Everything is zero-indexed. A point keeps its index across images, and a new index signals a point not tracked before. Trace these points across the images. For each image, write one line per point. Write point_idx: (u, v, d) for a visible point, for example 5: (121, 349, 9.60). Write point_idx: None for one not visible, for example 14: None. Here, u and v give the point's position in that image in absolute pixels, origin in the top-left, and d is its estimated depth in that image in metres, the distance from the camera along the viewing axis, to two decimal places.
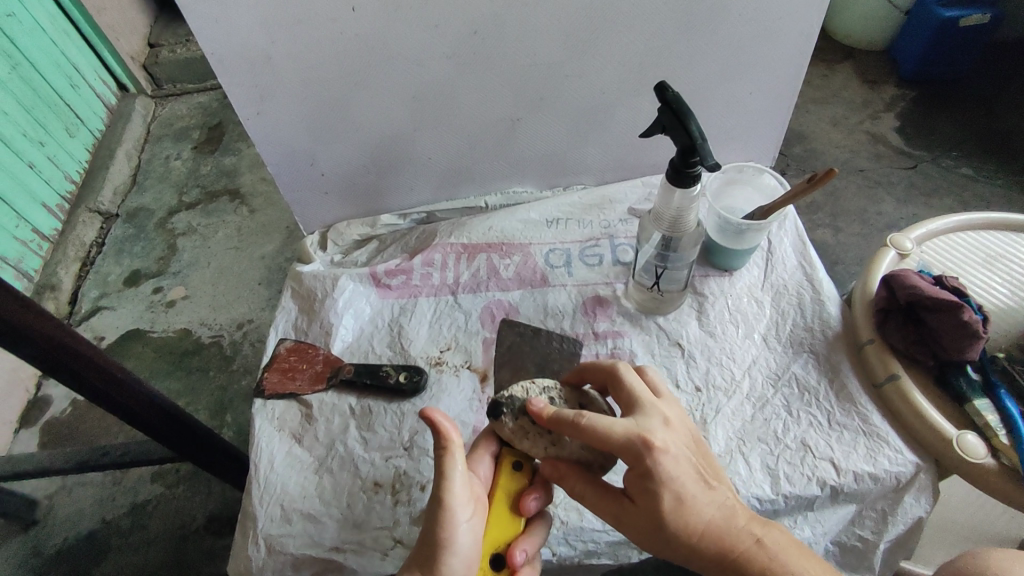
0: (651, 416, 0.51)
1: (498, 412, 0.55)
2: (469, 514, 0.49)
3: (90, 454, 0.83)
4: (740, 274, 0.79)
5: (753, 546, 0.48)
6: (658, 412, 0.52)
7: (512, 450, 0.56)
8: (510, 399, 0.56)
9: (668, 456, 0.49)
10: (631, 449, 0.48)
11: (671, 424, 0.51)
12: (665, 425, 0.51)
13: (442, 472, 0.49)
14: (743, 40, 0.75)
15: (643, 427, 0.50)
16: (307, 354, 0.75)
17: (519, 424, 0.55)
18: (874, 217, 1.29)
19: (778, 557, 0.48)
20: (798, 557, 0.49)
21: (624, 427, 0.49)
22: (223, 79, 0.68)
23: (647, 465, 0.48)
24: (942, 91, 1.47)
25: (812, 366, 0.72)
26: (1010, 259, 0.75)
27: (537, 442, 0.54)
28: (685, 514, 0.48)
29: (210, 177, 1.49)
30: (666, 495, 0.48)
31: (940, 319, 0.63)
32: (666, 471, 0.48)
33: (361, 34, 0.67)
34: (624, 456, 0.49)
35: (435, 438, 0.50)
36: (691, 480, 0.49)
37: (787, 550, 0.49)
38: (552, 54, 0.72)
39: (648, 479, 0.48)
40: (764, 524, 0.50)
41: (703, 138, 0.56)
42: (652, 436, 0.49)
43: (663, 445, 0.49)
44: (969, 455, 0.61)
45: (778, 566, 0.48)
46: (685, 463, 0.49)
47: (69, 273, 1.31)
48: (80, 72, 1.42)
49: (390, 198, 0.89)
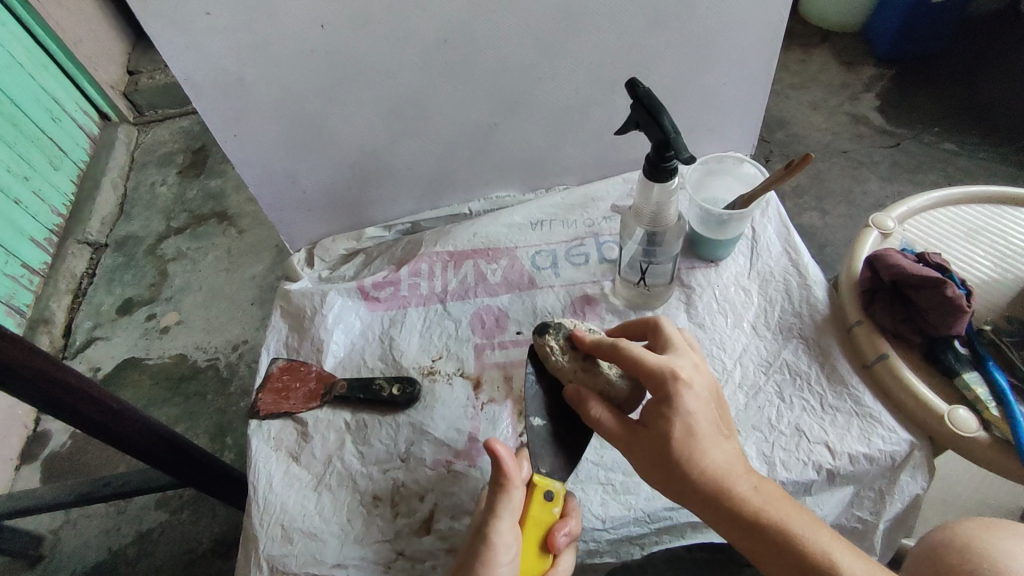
0: (682, 356, 0.53)
1: (544, 331, 0.61)
2: (512, 556, 0.49)
3: (91, 485, 0.83)
4: (726, 263, 0.79)
5: (750, 492, 0.49)
6: (690, 355, 0.53)
7: (545, 478, 0.55)
8: (558, 325, 0.62)
9: (691, 391, 0.50)
10: (658, 376, 0.50)
11: (700, 367, 0.53)
12: (695, 366, 0.52)
13: (493, 509, 0.49)
14: (712, 31, 0.75)
15: (674, 361, 0.51)
16: (299, 372, 0.75)
17: (561, 347, 0.60)
18: (860, 197, 1.30)
19: (770, 505, 0.49)
20: (789, 507, 0.50)
21: (656, 358, 0.51)
22: (197, 103, 0.68)
23: (669, 392, 0.49)
24: (919, 68, 1.48)
25: (802, 351, 0.72)
26: (991, 231, 0.75)
27: (573, 363, 0.59)
28: (693, 449, 0.49)
29: (197, 200, 1.49)
30: (678, 424, 0.49)
31: (926, 295, 0.63)
32: (686, 405, 0.49)
33: (331, 50, 0.67)
34: (650, 381, 0.51)
35: (494, 474, 0.49)
36: (707, 420, 0.50)
37: (781, 503, 0.50)
38: (524, 57, 0.73)
39: (665, 405, 0.50)
40: (762, 476, 0.51)
41: (676, 131, 0.57)
42: (680, 369, 0.51)
43: (688, 380, 0.50)
44: (962, 430, 0.61)
45: (768, 511, 0.49)
46: (705, 402, 0.50)
47: (62, 305, 1.31)
48: (61, 104, 1.42)
49: (374, 210, 0.89)
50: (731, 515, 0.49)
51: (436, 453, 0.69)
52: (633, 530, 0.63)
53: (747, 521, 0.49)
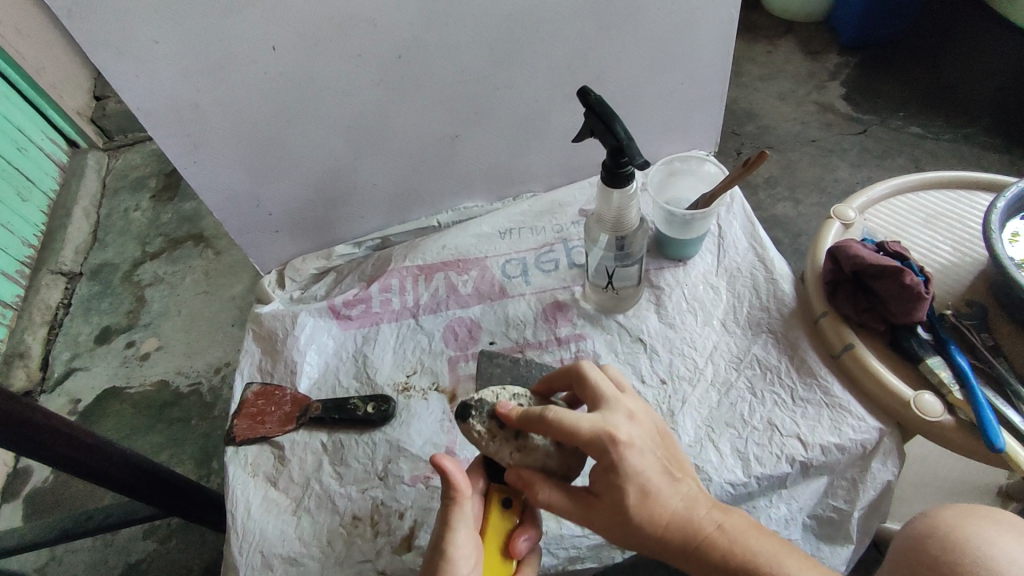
0: (617, 411, 0.51)
1: (466, 415, 0.53)
2: (472, 565, 0.49)
3: (73, 520, 0.81)
4: (693, 262, 0.80)
5: (715, 531, 0.49)
6: (623, 407, 0.51)
7: (501, 486, 0.55)
8: (479, 402, 0.54)
9: (634, 450, 0.48)
10: (597, 443, 0.48)
11: (636, 418, 0.51)
12: (630, 419, 0.50)
13: (448, 522, 0.50)
14: (666, 33, 0.76)
15: (609, 421, 0.49)
16: (274, 396, 0.75)
17: (488, 429, 0.53)
18: (831, 184, 1.31)
19: (736, 538, 0.49)
20: (757, 537, 0.50)
21: (590, 423, 0.48)
22: (153, 132, 0.68)
23: (612, 459, 0.48)
24: (882, 54, 1.50)
25: (772, 345, 0.73)
26: (951, 216, 0.77)
27: (505, 446, 0.52)
28: (650, 504, 0.49)
29: (171, 224, 1.47)
30: (630, 489, 0.48)
31: (885, 284, 0.64)
32: (633, 467, 0.48)
33: (285, 72, 0.67)
34: (590, 451, 0.48)
35: (445, 488, 0.50)
36: (656, 473, 0.49)
37: (746, 532, 0.50)
38: (481, 68, 0.73)
39: (614, 472, 0.48)
40: (724, 509, 0.51)
41: (628, 137, 0.57)
42: (617, 430, 0.48)
43: (628, 440, 0.48)
44: (927, 414, 0.61)
45: (737, 547, 0.49)
46: (650, 456, 0.49)
47: (37, 338, 1.29)
48: (26, 134, 1.40)
49: (342, 228, 0.89)
50: (703, 562, 0.49)
51: (414, 469, 0.69)
52: None
53: (718, 566, 0.48)
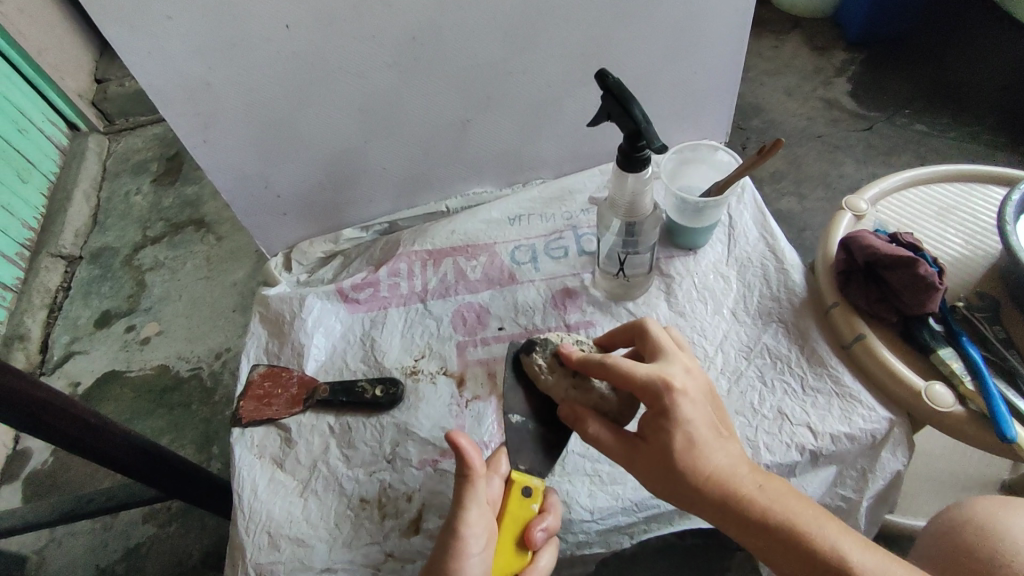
0: (674, 362, 0.52)
1: (531, 349, 0.63)
2: (483, 546, 0.49)
3: (74, 502, 0.81)
4: (703, 251, 0.80)
5: (755, 492, 0.49)
6: (681, 359, 0.53)
7: (523, 474, 0.55)
8: (544, 341, 0.64)
9: (686, 399, 0.49)
10: (651, 389, 0.49)
11: (692, 372, 0.52)
12: (686, 371, 0.52)
13: (460, 500, 0.50)
14: (682, 20, 0.75)
15: (665, 370, 0.51)
16: (281, 378, 0.74)
17: (548, 363, 0.61)
18: (836, 180, 1.31)
19: (775, 504, 0.49)
20: (798, 503, 0.50)
21: (646, 369, 0.50)
22: (162, 110, 0.67)
23: (665, 404, 0.49)
24: (889, 51, 1.49)
25: (782, 334, 0.72)
26: (962, 210, 0.77)
27: (563, 381, 0.60)
28: (696, 456, 0.49)
29: (173, 208, 1.46)
30: (679, 435, 0.49)
31: (896, 275, 0.64)
32: (684, 413, 0.49)
33: (297, 52, 0.66)
34: (642, 395, 0.50)
35: (458, 465, 0.51)
36: (705, 425, 0.50)
37: (787, 497, 0.50)
38: (496, 52, 0.72)
39: (664, 417, 0.49)
40: (766, 474, 0.51)
41: (646, 121, 0.57)
42: (672, 378, 0.50)
43: (683, 389, 0.49)
44: (937, 404, 0.62)
45: (779, 512, 0.49)
46: (701, 409, 0.50)
47: (37, 321, 1.28)
48: (27, 115, 1.38)
49: (350, 212, 0.88)
50: (742, 519, 0.49)
51: (422, 452, 0.68)
52: (621, 520, 0.63)
53: (759, 524, 0.49)
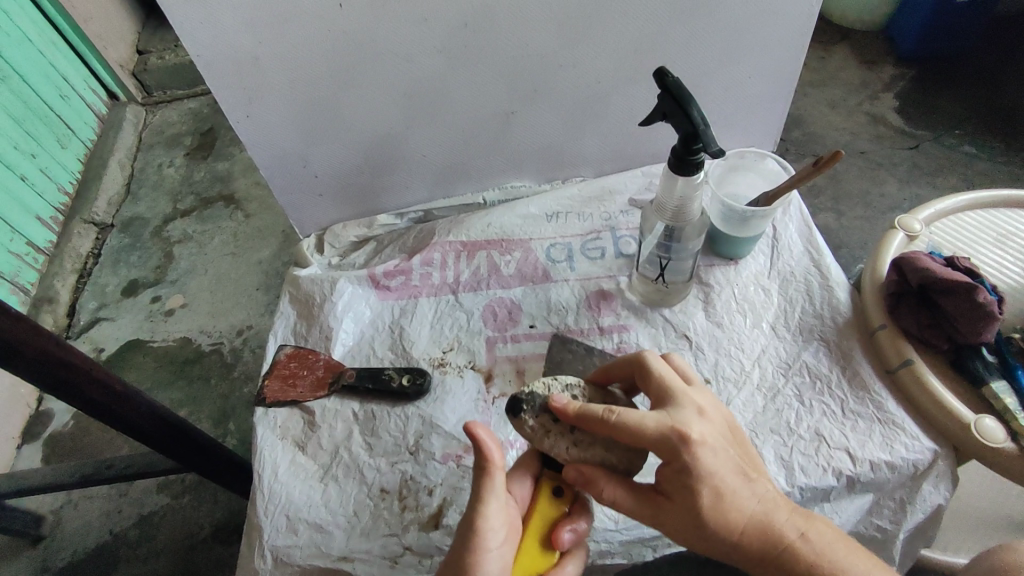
0: (685, 407, 0.50)
1: (519, 410, 0.53)
2: (501, 542, 0.48)
3: (93, 468, 0.81)
4: (745, 262, 0.77)
5: (797, 539, 0.48)
6: (692, 403, 0.50)
7: (554, 474, 0.54)
8: (531, 395, 0.54)
9: (707, 450, 0.47)
10: (667, 443, 0.47)
11: (706, 414, 0.50)
12: (700, 415, 0.49)
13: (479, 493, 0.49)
14: (741, 22, 0.73)
15: (678, 420, 0.48)
16: (307, 360, 0.74)
17: (541, 423, 0.53)
18: (877, 198, 1.27)
19: (820, 552, 0.47)
20: (842, 548, 0.48)
21: (656, 421, 0.48)
22: (208, 82, 0.67)
23: (684, 460, 0.47)
24: (941, 68, 1.44)
25: (824, 354, 0.70)
26: (1021, 237, 0.73)
27: (561, 441, 0.52)
28: (725, 509, 0.47)
29: (205, 183, 1.47)
30: (704, 490, 0.47)
31: (954, 301, 0.61)
32: (706, 467, 0.47)
33: (349, 30, 0.65)
34: (658, 451, 0.48)
35: (477, 457, 0.49)
36: (730, 474, 0.47)
37: (832, 544, 0.48)
38: (547, 43, 0.71)
39: (685, 474, 0.47)
40: (809, 517, 0.49)
41: (704, 123, 0.54)
42: (688, 429, 0.47)
43: (700, 438, 0.47)
44: (988, 440, 0.59)
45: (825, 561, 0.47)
46: (723, 456, 0.48)
47: (66, 285, 1.29)
48: (69, 82, 1.40)
49: (385, 198, 0.87)
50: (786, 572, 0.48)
51: (445, 447, 0.67)
52: (647, 532, 0.62)
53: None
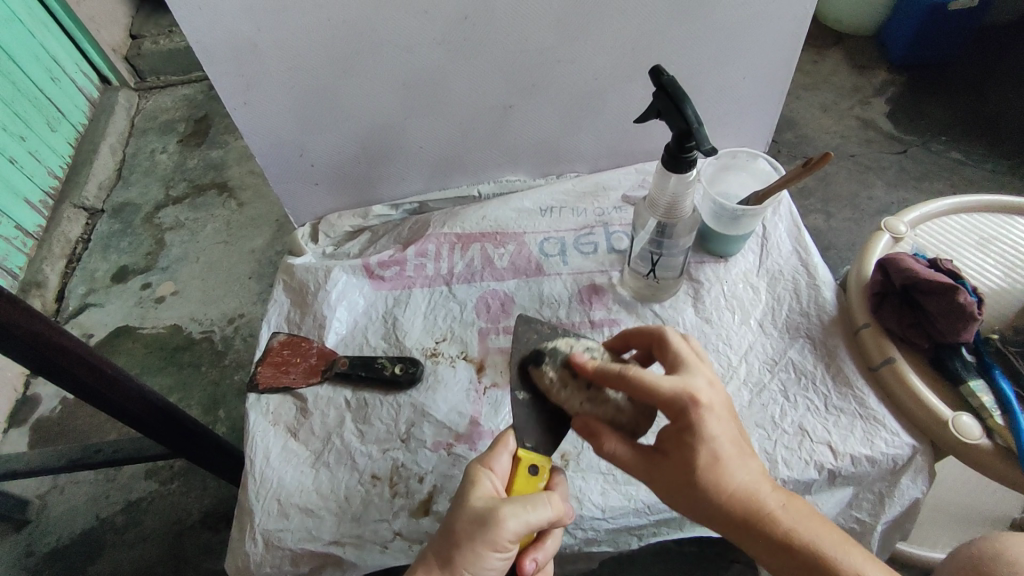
0: (697, 373, 0.50)
1: (540, 360, 0.55)
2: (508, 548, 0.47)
3: (81, 452, 0.81)
4: (735, 260, 0.79)
5: (778, 511, 0.50)
6: (703, 371, 0.51)
7: (531, 451, 0.53)
8: (552, 350, 0.56)
9: (712, 415, 0.48)
10: (676, 402, 0.47)
11: (716, 385, 0.50)
12: (710, 383, 0.50)
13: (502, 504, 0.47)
14: (736, 24, 0.74)
15: (690, 383, 0.48)
16: (300, 347, 0.74)
17: (560, 376, 0.54)
18: (865, 202, 1.29)
19: (800, 524, 0.50)
20: (819, 526, 0.50)
21: (670, 383, 0.48)
22: (207, 66, 0.66)
23: (691, 420, 0.47)
24: (932, 75, 1.46)
25: (809, 351, 0.72)
26: (1002, 241, 0.75)
27: (575, 395, 0.54)
28: (719, 473, 0.48)
29: (198, 170, 1.46)
30: (703, 452, 0.48)
31: (935, 301, 0.63)
32: (709, 431, 0.48)
33: (348, 20, 0.65)
34: (667, 410, 0.48)
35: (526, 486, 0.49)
36: (730, 441, 0.49)
37: (810, 519, 0.50)
38: (545, 39, 0.71)
39: (687, 433, 0.48)
40: (790, 493, 0.51)
41: (698, 122, 0.56)
42: (699, 391, 0.48)
43: (708, 404, 0.48)
44: (965, 436, 0.61)
45: (799, 532, 0.49)
46: (725, 424, 0.49)
47: (55, 269, 1.29)
48: (61, 64, 1.38)
49: (381, 188, 0.88)
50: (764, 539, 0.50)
51: (436, 435, 0.68)
52: (633, 520, 0.63)
53: (781, 544, 0.49)
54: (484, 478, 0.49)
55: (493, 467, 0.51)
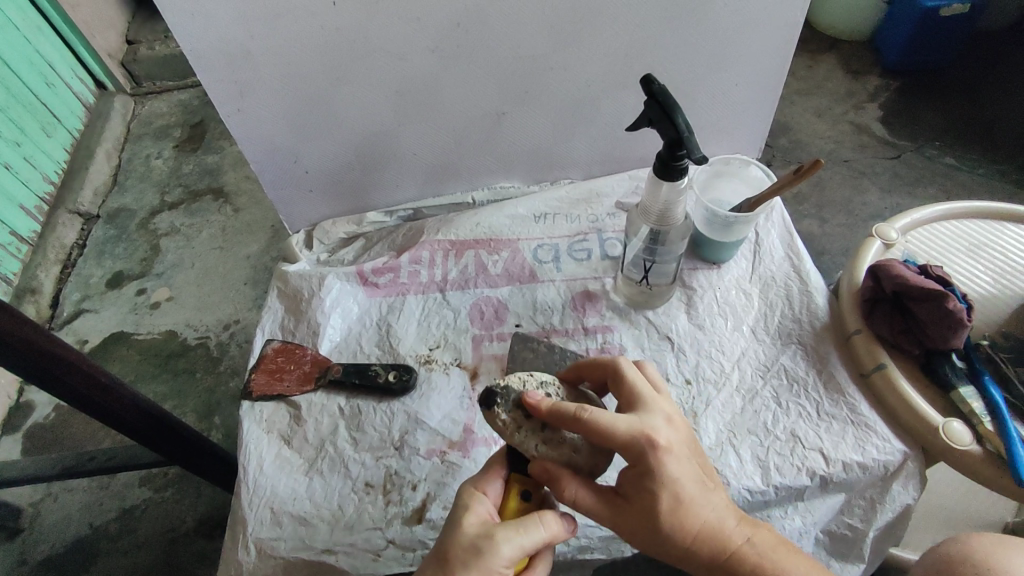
0: (655, 413, 0.50)
1: (492, 402, 0.52)
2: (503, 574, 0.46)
3: (75, 460, 0.81)
4: (728, 266, 0.79)
5: (745, 544, 0.50)
6: (663, 409, 0.51)
7: (526, 477, 0.53)
8: (505, 389, 0.53)
9: (671, 456, 0.48)
10: (635, 446, 0.48)
11: (673, 422, 0.51)
12: (668, 422, 0.50)
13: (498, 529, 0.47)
14: (728, 32, 0.75)
15: (648, 424, 0.49)
16: (294, 355, 0.74)
17: (513, 417, 0.52)
18: (859, 207, 1.30)
19: (767, 555, 0.50)
20: (787, 555, 0.51)
21: (627, 424, 0.48)
22: (200, 74, 0.67)
23: (650, 464, 0.48)
24: (924, 81, 1.47)
25: (801, 357, 0.72)
26: (992, 248, 0.76)
27: (529, 436, 0.52)
28: (682, 515, 0.48)
29: (193, 176, 1.46)
30: (664, 496, 0.48)
31: (925, 307, 0.63)
32: (669, 474, 0.48)
33: (342, 28, 0.66)
34: (626, 453, 0.48)
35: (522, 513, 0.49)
36: (691, 481, 0.49)
37: (776, 549, 0.51)
38: (538, 47, 0.72)
39: (648, 478, 0.48)
40: (754, 524, 0.52)
41: (688, 130, 0.56)
42: (656, 433, 0.48)
43: (667, 446, 0.48)
44: (955, 442, 0.61)
45: (766, 565, 0.50)
46: (686, 464, 0.49)
47: (50, 276, 1.28)
48: (56, 70, 1.39)
49: (376, 194, 0.88)
50: (733, 574, 0.50)
51: (430, 443, 0.68)
52: None
53: None
54: (478, 503, 0.49)
55: (488, 491, 0.51)
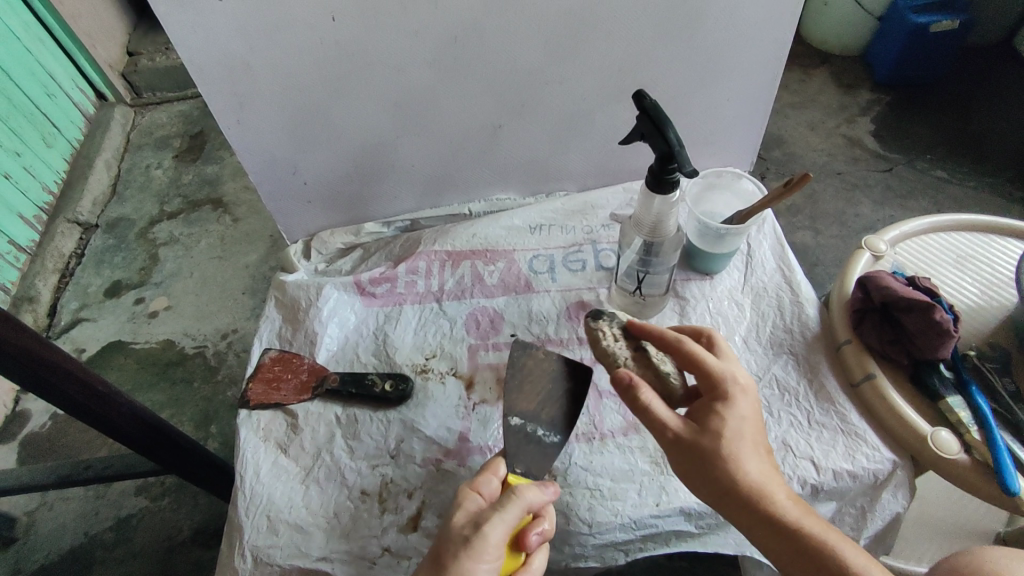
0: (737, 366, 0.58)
1: (600, 316, 0.66)
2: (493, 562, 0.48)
3: (71, 469, 0.81)
4: (720, 277, 0.80)
5: (784, 501, 0.52)
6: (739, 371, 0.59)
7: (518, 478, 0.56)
8: (611, 315, 0.66)
9: (746, 397, 0.55)
10: (720, 377, 0.55)
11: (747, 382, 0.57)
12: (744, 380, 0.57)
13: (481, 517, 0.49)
14: (720, 47, 0.76)
15: (734, 368, 0.57)
16: (292, 364, 0.75)
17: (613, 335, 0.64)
18: (852, 218, 1.31)
19: (804, 518, 0.52)
20: (816, 523, 0.53)
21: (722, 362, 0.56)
22: (201, 86, 0.68)
23: (728, 391, 0.54)
24: (915, 95, 1.50)
25: (792, 367, 0.73)
26: (979, 260, 0.77)
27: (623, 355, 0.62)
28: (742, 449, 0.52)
29: (192, 186, 1.47)
30: (733, 424, 0.53)
31: (913, 318, 0.64)
32: (741, 407, 0.54)
33: (341, 42, 0.67)
34: (709, 380, 0.55)
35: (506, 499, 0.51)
36: (755, 428, 0.54)
37: (810, 518, 0.53)
38: (533, 62, 0.73)
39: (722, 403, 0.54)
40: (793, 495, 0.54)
41: (680, 145, 0.57)
42: (739, 376, 0.56)
43: (746, 387, 0.55)
44: (943, 451, 0.62)
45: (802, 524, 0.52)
46: (754, 411, 0.55)
47: (48, 284, 1.29)
48: (57, 81, 1.40)
49: (374, 206, 0.89)
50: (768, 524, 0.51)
51: (426, 451, 0.69)
52: (619, 536, 0.64)
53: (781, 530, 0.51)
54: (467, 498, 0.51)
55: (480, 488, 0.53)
